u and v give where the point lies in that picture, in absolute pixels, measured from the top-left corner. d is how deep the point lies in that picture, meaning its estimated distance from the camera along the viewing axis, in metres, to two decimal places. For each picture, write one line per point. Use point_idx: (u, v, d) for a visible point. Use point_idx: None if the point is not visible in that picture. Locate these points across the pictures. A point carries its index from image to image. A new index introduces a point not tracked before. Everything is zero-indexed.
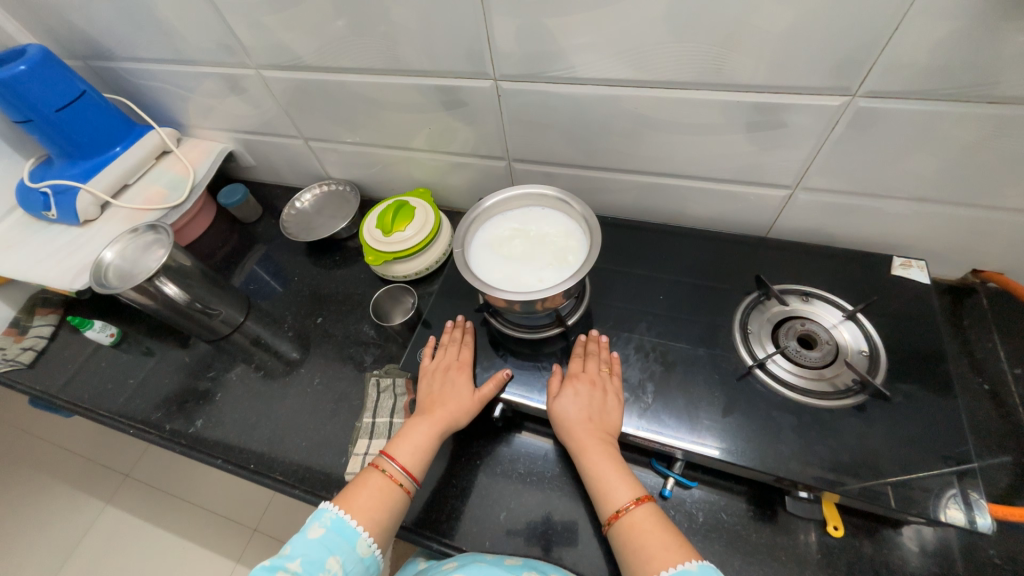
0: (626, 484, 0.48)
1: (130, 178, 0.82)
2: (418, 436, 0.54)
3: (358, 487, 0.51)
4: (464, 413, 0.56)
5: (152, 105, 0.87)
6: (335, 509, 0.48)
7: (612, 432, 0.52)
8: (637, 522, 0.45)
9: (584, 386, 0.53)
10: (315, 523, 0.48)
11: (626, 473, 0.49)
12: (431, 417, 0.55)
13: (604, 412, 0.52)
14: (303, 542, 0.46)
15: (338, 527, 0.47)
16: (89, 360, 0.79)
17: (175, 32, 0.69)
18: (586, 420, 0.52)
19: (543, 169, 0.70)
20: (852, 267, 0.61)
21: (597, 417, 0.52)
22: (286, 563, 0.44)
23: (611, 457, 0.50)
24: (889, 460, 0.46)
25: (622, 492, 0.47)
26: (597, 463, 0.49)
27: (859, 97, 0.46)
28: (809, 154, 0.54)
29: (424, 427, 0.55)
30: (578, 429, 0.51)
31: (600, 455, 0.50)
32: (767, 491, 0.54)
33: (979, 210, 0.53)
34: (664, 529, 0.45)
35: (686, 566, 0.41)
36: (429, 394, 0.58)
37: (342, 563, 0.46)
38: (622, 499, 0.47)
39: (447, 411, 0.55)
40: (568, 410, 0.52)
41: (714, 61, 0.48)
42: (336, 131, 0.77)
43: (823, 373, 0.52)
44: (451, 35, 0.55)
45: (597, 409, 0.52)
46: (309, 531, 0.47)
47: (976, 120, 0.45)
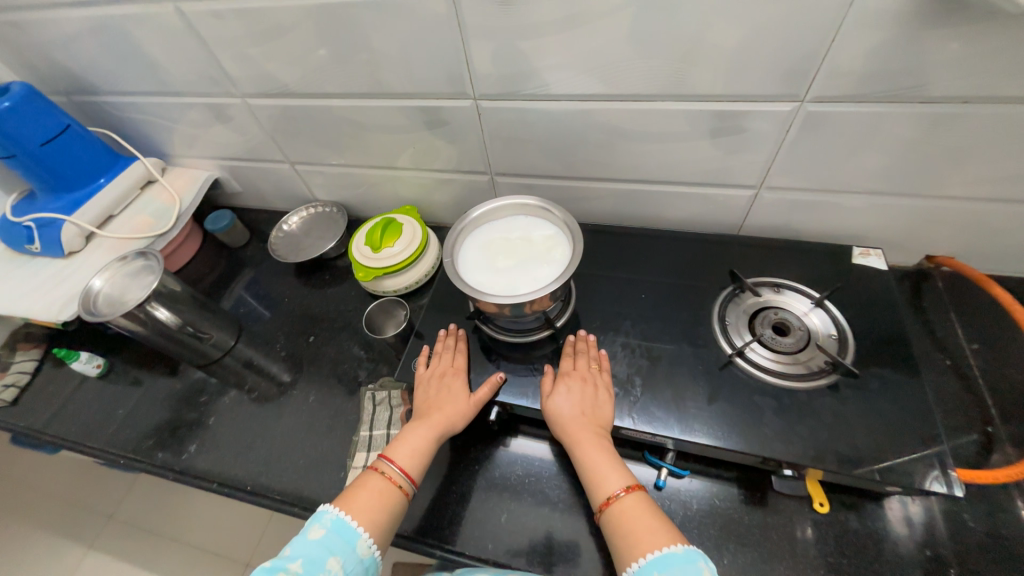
0: (617, 473, 0.50)
1: (116, 209, 0.83)
2: (416, 438, 0.55)
3: (357, 489, 0.51)
4: (461, 417, 0.57)
5: (136, 137, 0.88)
6: (335, 511, 0.49)
7: (604, 425, 0.54)
8: (627, 509, 0.47)
9: (577, 382, 0.55)
10: (316, 524, 0.48)
11: (617, 463, 0.51)
12: (428, 421, 0.56)
13: (596, 406, 0.54)
14: (303, 543, 0.47)
15: (338, 528, 0.47)
16: (75, 393, 0.78)
17: (160, 66, 0.71)
18: (580, 414, 0.53)
19: (524, 182, 0.74)
20: (818, 259, 0.65)
21: (589, 411, 0.53)
22: (286, 564, 0.45)
23: (603, 448, 0.52)
24: (864, 434, 0.49)
25: (613, 481, 0.49)
26: (590, 454, 0.51)
27: (807, 102, 0.51)
28: (769, 156, 0.58)
29: (421, 430, 0.56)
30: (571, 423, 0.53)
31: (593, 447, 0.51)
32: (756, 475, 0.56)
33: (924, 199, 0.58)
34: (653, 514, 0.46)
35: (673, 549, 0.43)
36: (426, 399, 0.59)
37: (342, 563, 0.46)
38: (613, 487, 0.49)
39: (443, 415, 0.57)
40: (561, 407, 0.54)
41: (676, 75, 0.52)
42: (322, 153, 0.80)
43: (798, 357, 0.55)
44: (431, 60, 0.58)
45: (590, 403, 0.54)
46: (310, 532, 0.47)
47: (911, 118, 0.50)
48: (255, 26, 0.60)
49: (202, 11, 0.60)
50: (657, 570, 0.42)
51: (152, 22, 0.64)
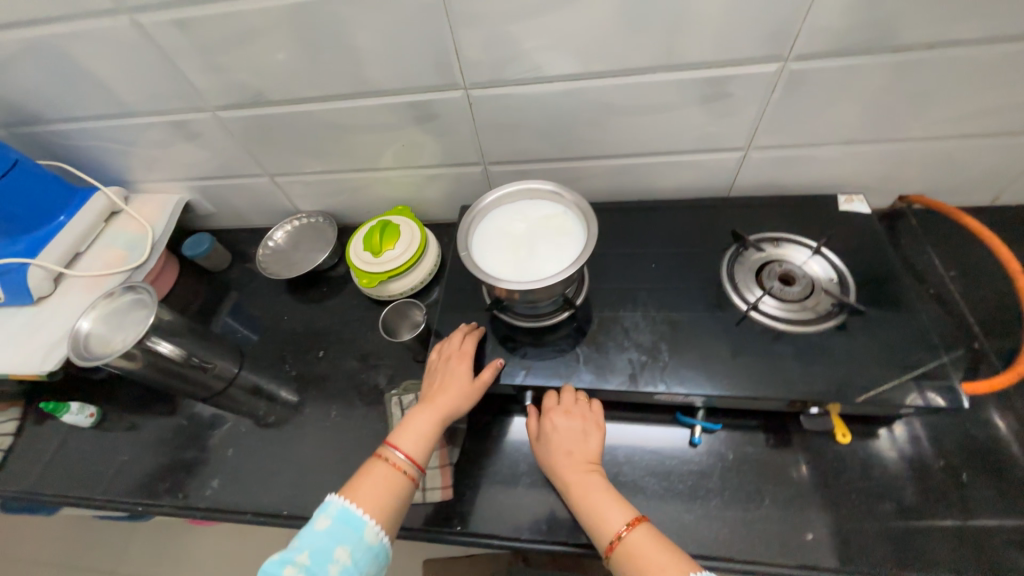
0: (618, 508, 0.50)
1: (82, 245, 0.77)
2: (421, 424, 0.56)
3: (366, 476, 0.53)
4: (464, 401, 0.58)
5: (90, 166, 0.81)
6: (339, 501, 0.50)
7: (595, 459, 0.54)
8: (633, 546, 0.46)
9: (565, 419, 0.56)
10: (322, 514, 0.50)
11: (616, 498, 0.51)
12: (432, 406, 0.57)
13: (587, 443, 0.55)
14: (311, 532, 0.48)
15: (343, 518, 0.49)
16: (68, 447, 0.73)
17: (115, 85, 0.65)
18: (573, 456, 0.54)
19: (519, 168, 0.74)
20: (806, 210, 0.69)
21: (581, 449, 0.54)
22: (294, 555, 0.47)
23: (598, 485, 0.52)
24: (875, 365, 0.53)
25: (614, 519, 0.49)
26: (586, 494, 0.51)
27: (790, 61, 0.54)
28: (755, 117, 0.61)
29: (425, 414, 0.57)
30: (566, 467, 0.53)
31: (589, 486, 0.51)
32: (779, 419, 0.60)
33: (897, 143, 0.63)
34: (660, 545, 0.46)
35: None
36: (432, 385, 0.60)
37: (350, 551, 0.48)
38: (614, 527, 0.48)
39: (446, 399, 0.57)
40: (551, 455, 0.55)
41: (665, 45, 0.53)
42: (304, 162, 0.76)
43: (806, 304, 0.59)
44: (418, 52, 0.57)
45: (580, 441, 0.55)
46: (316, 523, 0.49)
47: (885, 67, 0.53)
48: (224, 32, 0.57)
49: (161, 21, 0.56)
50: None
51: (102, 38, 0.59)
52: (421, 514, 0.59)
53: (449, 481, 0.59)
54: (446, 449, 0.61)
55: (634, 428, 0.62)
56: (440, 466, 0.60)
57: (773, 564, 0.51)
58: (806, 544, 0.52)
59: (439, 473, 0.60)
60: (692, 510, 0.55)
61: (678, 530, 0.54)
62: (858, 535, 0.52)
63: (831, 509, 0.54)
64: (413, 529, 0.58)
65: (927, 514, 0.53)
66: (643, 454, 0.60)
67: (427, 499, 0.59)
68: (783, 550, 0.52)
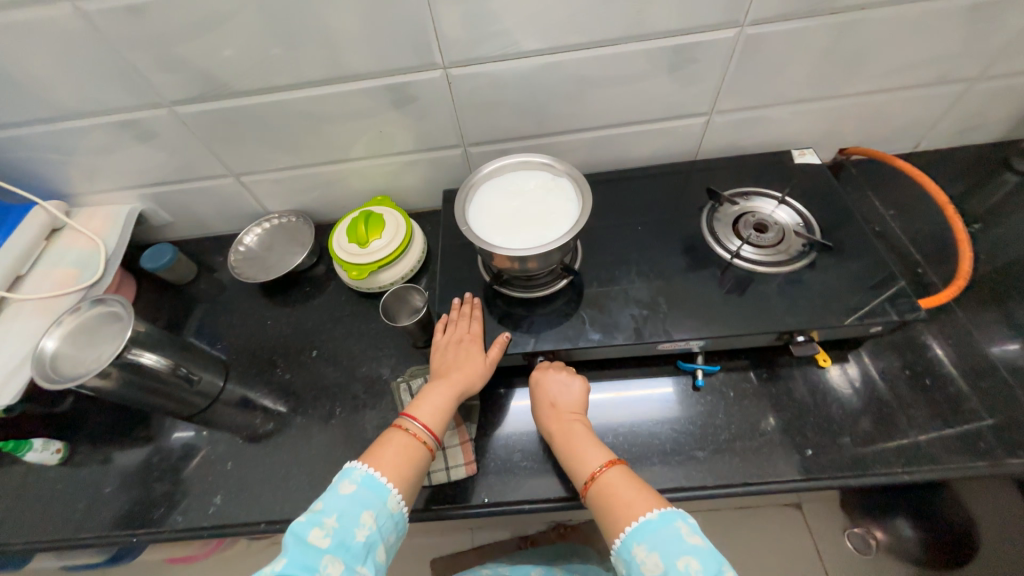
0: (596, 452, 0.53)
1: (23, 267, 0.69)
2: (437, 398, 0.57)
3: (383, 446, 0.53)
4: (479, 378, 0.59)
5: (19, 179, 0.73)
6: (363, 467, 0.50)
7: (578, 410, 0.58)
8: (606, 484, 0.50)
9: (550, 374, 0.60)
10: (346, 480, 0.49)
11: (595, 443, 0.54)
12: (448, 381, 0.58)
13: (570, 395, 0.59)
14: (335, 496, 0.48)
15: (369, 484, 0.49)
16: (33, 491, 0.65)
17: (51, 83, 0.59)
18: (556, 408, 0.58)
19: (499, 147, 0.75)
20: (765, 168, 0.76)
21: (563, 400, 0.58)
22: (322, 517, 0.46)
23: (578, 433, 0.56)
24: (843, 292, 0.60)
25: (590, 461, 0.53)
26: (566, 439, 0.55)
27: (746, 27, 0.59)
28: (717, 82, 0.66)
29: (442, 389, 0.57)
30: (549, 417, 0.58)
31: (570, 432, 0.55)
32: (767, 355, 0.68)
33: (837, 99, 0.70)
34: (633, 485, 0.49)
35: (648, 517, 0.45)
36: (445, 362, 0.60)
37: (376, 516, 0.47)
38: (589, 468, 0.52)
39: (463, 375, 0.58)
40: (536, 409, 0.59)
41: (636, 15, 0.57)
42: (274, 157, 0.73)
43: (780, 247, 0.65)
44: (397, 32, 0.57)
45: (563, 394, 0.59)
46: (340, 488, 0.49)
47: (826, 28, 0.60)
48: (186, 18, 0.54)
49: (111, 7, 0.52)
50: (638, 541, 0.44)
51: (38, 29, 0.53)
52: (447, 492, 0.59)
53: (472, 457, 0.60)
54: (464, 427, 0.61)
55: (643, 380, 0.67)
56: (460, 443, 0.60)
57: (782, 481, 0.57)
58: (806, 458, 0.59)
59: (460, 450, 0.60)
60: (704, 447, 0.61)
61: (694, 465, 0.59)
62: (847, 445, 0.59)
63: (822, 426, 0.61)
64: (439, 507, 0.58)
65: (897, 417, 0.61)
66: (654, 403, 0.65)
67: (452, 477, 0.59)
68: (788, 467, 0.59)
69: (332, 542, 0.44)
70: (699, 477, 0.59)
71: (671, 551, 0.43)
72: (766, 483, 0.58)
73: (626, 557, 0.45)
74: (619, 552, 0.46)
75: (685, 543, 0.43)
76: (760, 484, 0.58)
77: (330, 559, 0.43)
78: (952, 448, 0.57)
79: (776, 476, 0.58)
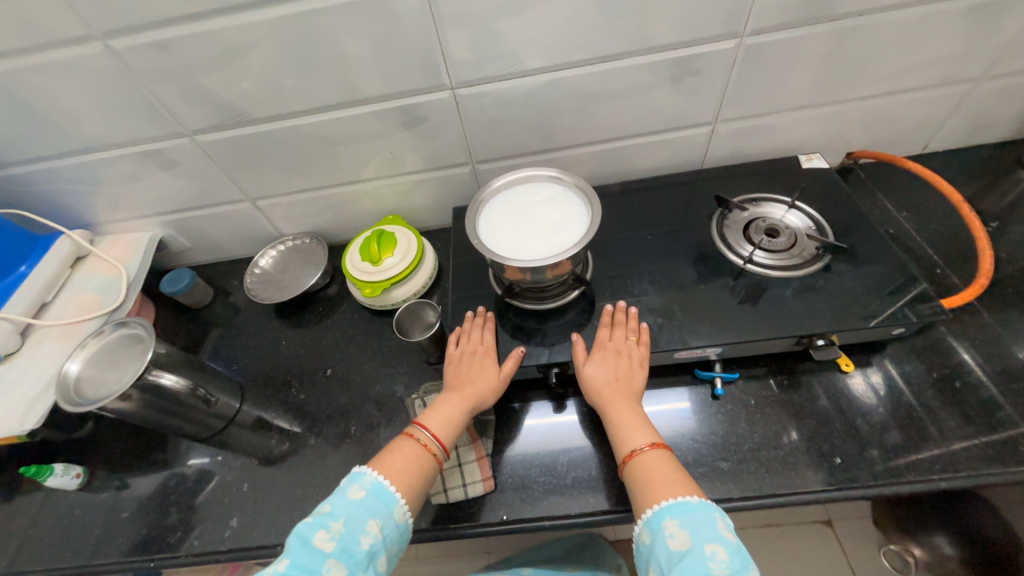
0: (646, 431, 0.52)
1: (49, 294, 0.71)
2: (450, 409, 0.57)
3: (392, 453, 0.52)
4: (492, 392, 0.58)
5: (48, 210, 0.76)
6: (372, 473, 0.50)
7: (635, 392, 0.56)
8: (650, 462, 0.49)
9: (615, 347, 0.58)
10: (355, 485, 0.49)
11: (645, 423, 0.53)
12: (461, 394, 0.58)
13: (630, 373, 0.57)
14: (343, 501, 0.48)
15: (377, 491, 0.48)
16: (52, 517, 0.65)
17: (82, 117, 0.62)
18: (614, 383, 0.56)
19: (507, 164, 0.76)
20: (773, 174, 0.76)
21: (623, 378, 0.56)
22: (329, 521, 0.46)
23: (633, 410, 0.54)
24: (861, 294, 0.60)
25: (639, 437, 0.51)
26: (619, 412, 0.54)
27: (746, 36, 0.60)
28: (720, 92, 0.67)
29: (455, 401, 0.57)
30: (605, 389, 0.56)
31: (624, 407, 0.54)
32: (786, 362, 0.66)
33: (841, 104, 0.71)
34: (675, 469, 0.48)
35: (687, 498, 0.44)
36: (458, 374, 0.60)
37: (380, 525, 0.47)
38: (637, 442, 0.51)
39: (475, 389, 0.58)
40: (596, 376, 0.57)
41: (638, 30, 0.58)
42: (290, 181, 0.75)
43: (793, 251, 0.65)
44: (407, 56, 0.59)
45: (624, 372, 0.57)
46: (349, 492, 0.48)
47: (826, 35, 0.61)
48: (209, 51, 0.56)
49: (140, 43, 0.55)
50: (673, 516, 0.43)
51: (71, 67, 0.57)
52: (465, 510, 0.58)
53: (489, 473, 0.59)
54: (480, 442, 0.61)
55: (661, 390, 0.66)
56: (477, 459, 0.59)
57: (811, 491, 0.55)
58: (836, 467, 0.57)
59: (477, 466, 0.59)
60: (728, 457, 0.59)
61: (719, 477, 0.58)
62: (876, 451, 0.57)
63: (850, 433, 0.59)
64: (457, 525, 0.57)
65: (929, 421, 0.59)
66: (672, 413, 0.64)
67: (470, 494, 0.58)
68: (816, 477, 0.56)
69: (335, 547, 0.44)
70: (725, 489, 0.57)
71: (704, 535, 0.42)
72: (795, 494, 0.56)
73: (655, 527, 0.44)
74: (648, 522, 0.45)
75: (717, 532, 0.42)
76: (788, 494, 0.56)
77: (332, 563, 0.43)
78: (990, 453, 0.55)
79: (804, 485, 0.56)
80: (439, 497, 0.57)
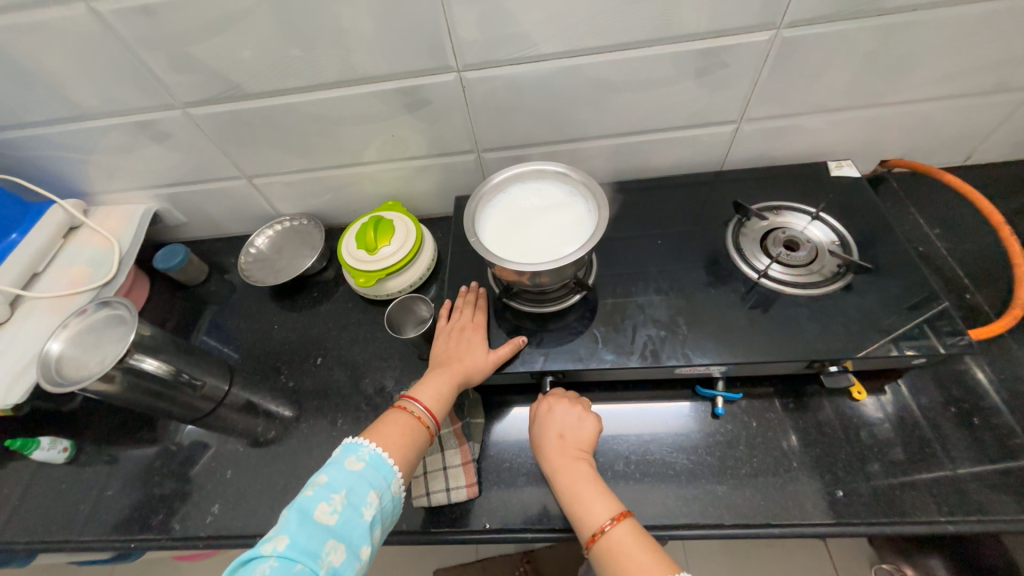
0: (604, 502, 0.48)
1: (40, 265, 0.70)
2: (440, 383, 0.55)
3: (386, 425, 0.51)
4: (480, 370, 0.57)
5: (41, 177, 0.74)
6: (369, 445, 0.48)
7: (585, 449, 0.53)
8: (616, 541, 0.45)
9: (563, 405, 0.56)
10: (353, 456, 0.47)
11: (603, 492, 0.49)
12: (449, 369, 0.56)
13: (578, 432, 0.54)
14: (341, 473, 0.45)
15: (376, 464, 0.47)
16: (39, 488, 0.66)
17: (69, 83, 0.59)
18: (561, 443, 0.53)
19: (514, 153, 0.72)
20: (797, 181, 0.71)
21: (568, 436, 0.54)
22: (330, 494, 0.43)
23: (585, 475, 0.50)
24: (883, 318, 0.56)
25: (599, 512, 0.47)
26: (572, 484, 0.50)
27: (783, 29, 0.55)
28: (748, 88, 0.61)
29: (444, 376, 0.56)
30: (552, 452, 0.53)
31: (576, 474, 0.50)
32: (794, 382, 0.63)
33: (879, 108, 0.65)
34: (645, 546, 0.45)
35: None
36: (447, 350, 0.59)
37: (380, 498, 0.45)
38: (598, 521, 0.47)
39: (464, 364, 0.57)
40: (542, 439, 0.54)
41: (664, 16, 0.53)
42: (286, 160, 0.72)
43: (812, 267, 0.61)
44: (410, 33, 0.55)
45: (570, 431, 0.54)
46: (347, 464, 0.46)
47: (872, 31, 0.55)
48: (198, 18, 0.53)
49: (125, 8, 0.51)
50: None
51: (55, 30, 0.53)
52: (447, 515, 0.57)
53: (473, 479, 0.57)
54: (467, 446, 0.59)
55: (658, 404, 0.63)
56: (463, 463, 0.58)
57: (809, 524, 0.53)
58: (837, 500, 0.54)
59: (461, 471, 0.57)
60: (723, 481, 0.57)
61: (711, 500, 0.56)
62: (883, 486, 0.54)
63: (856, 465, 0.56)
64: (438, 530, 0.56)
65: (941, 458, 0.55)
66: (667, 430, 0.61)
67: (452, 499, 0.56)
68: (815, 509, 0.54)
69: (338, 521, 0.42)
70: (717, 514, 0.55)
71: None
72: (791, 525, 0.53)
73: None
74: None
75: None
76: (784, 526, 0.53)
77: (334, 541, 0.41)
78: (1006, 499, 0.51)
79: (802, 518, 0.53)
80: (421, 501, 0.56)
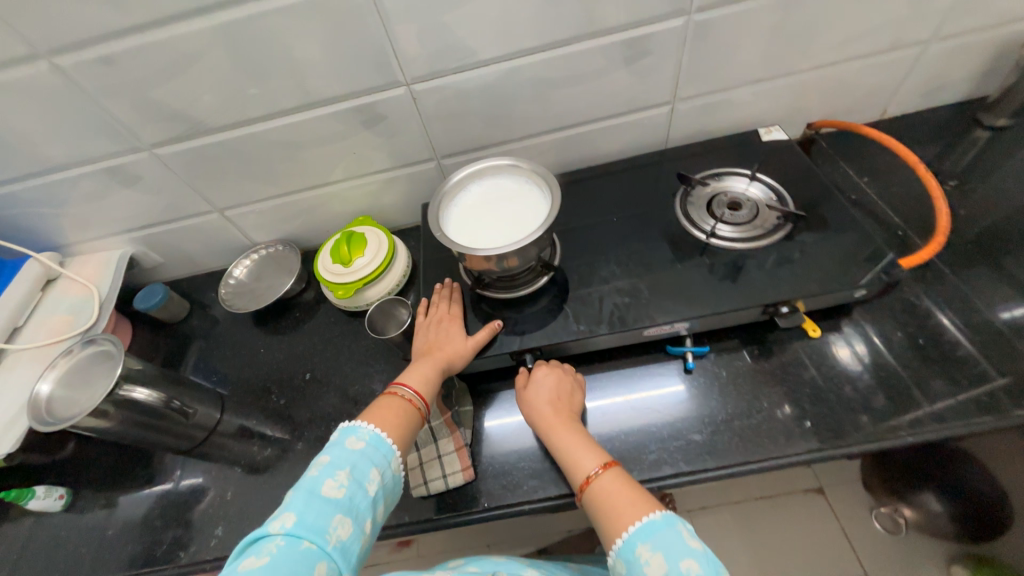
0: (594, 452, 0.51)
1: (20, 318, 0.71)
2: (426, 369, 0.58)
3: (380, 410, 0.53)
4: (461, 356, 0.59)
5: (14, 235, 0.75)
6: (369, 426, 0.50)
7: (575, 412, 0.58)
8: (606, 484, 0.48)
9: (553, 373, 0.60)
10: (353, 436, 0.49)
11: (594, 444, 0.53)
12: (432, 357, 0.59)
13: (569, 396, 0.59)
14: (344, 452, 0.47)
15: (376, 442, 0.48)
16: (39, 540, 0.65)
17: (36, 138, 0.62)
18: (555, 401, 0.58)
19: (471, 156, 0.76)
20: (735, 150, 0.77)
21: (563, 398, 0.58)
22: (334, 472, 0.45)
23: (577, 430, 0.54)
24: (820, 259, 0.61)
25: (591, 460, 0.51)
26: (565, 436, 0.54)
27: (694, 14, 0.61)
28: (675, 70, 0.67)
29: (429, 363, 0.58)
30: (546, 408, 0.57)
31: (570, 429, 0.54)
32: (756, 330, 0.68)
33: (795, 75, 0.71)
34: (631, 487, 0.47)
35: (651, 516, 0.43)
36: (428, 341, 0.62)
37: (382, 474, 0.47)
38: (590, 466, 0.50)
39: (447, 351, 0.59)
40: (538, 395, 0.58)
41: (587, 13, 0.59)
42: (255, 188, 0.75)
43: (756, 223, 0.66)
44: (358, 54, 0.59)
45: (564, 393, 0.59)
46: (348, 443, 0.48)
47: (773, 6, 0.61)
48: (158, 62, 0.56)
49: (87, 60, 0.55)
50: (642, 541, 0.42)
51: (20, 88, 0.56)
52: (448, 500, 0.59)
53: (469, 462, 0.59)
54: (459, 432, 0.61)
55: (634, 369, 0.67)
56: (456, 449, 0.60)
57: (784, 457, 0.57)
58: (806, 430, 0.58)
59: (456, 457, 0.60)
60: (702, 430, 0.60)
61: (694, 449, 0.59)
62: (846, 411, 0.59)
63: (819, 397, 0.61)
64: (440, 515, 0.58)
65: (893, 379, 0.60)
66: (645, 392, 0.65)
67: (451, 484, 0.58)
68: (788, 441, 0.58)
69: (344, 496, 0.44)
70: (700, 460, 0.58)
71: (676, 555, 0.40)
72: (767, 459, 0.57)
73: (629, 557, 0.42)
74: (620, 552, 0.43)
75: (685, 544, 0.41)
76: (762, 461, 0.57)
77: (340, 516, 0.42)
78: (954, 406, 0.56)
79: (777, 452, 0.57)
80: (421, 489, 0.59)
